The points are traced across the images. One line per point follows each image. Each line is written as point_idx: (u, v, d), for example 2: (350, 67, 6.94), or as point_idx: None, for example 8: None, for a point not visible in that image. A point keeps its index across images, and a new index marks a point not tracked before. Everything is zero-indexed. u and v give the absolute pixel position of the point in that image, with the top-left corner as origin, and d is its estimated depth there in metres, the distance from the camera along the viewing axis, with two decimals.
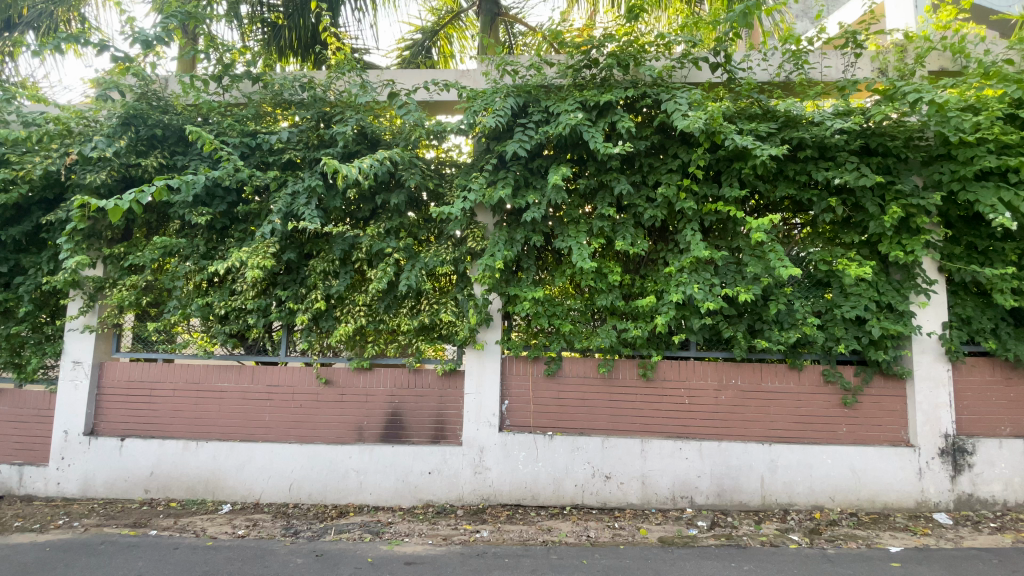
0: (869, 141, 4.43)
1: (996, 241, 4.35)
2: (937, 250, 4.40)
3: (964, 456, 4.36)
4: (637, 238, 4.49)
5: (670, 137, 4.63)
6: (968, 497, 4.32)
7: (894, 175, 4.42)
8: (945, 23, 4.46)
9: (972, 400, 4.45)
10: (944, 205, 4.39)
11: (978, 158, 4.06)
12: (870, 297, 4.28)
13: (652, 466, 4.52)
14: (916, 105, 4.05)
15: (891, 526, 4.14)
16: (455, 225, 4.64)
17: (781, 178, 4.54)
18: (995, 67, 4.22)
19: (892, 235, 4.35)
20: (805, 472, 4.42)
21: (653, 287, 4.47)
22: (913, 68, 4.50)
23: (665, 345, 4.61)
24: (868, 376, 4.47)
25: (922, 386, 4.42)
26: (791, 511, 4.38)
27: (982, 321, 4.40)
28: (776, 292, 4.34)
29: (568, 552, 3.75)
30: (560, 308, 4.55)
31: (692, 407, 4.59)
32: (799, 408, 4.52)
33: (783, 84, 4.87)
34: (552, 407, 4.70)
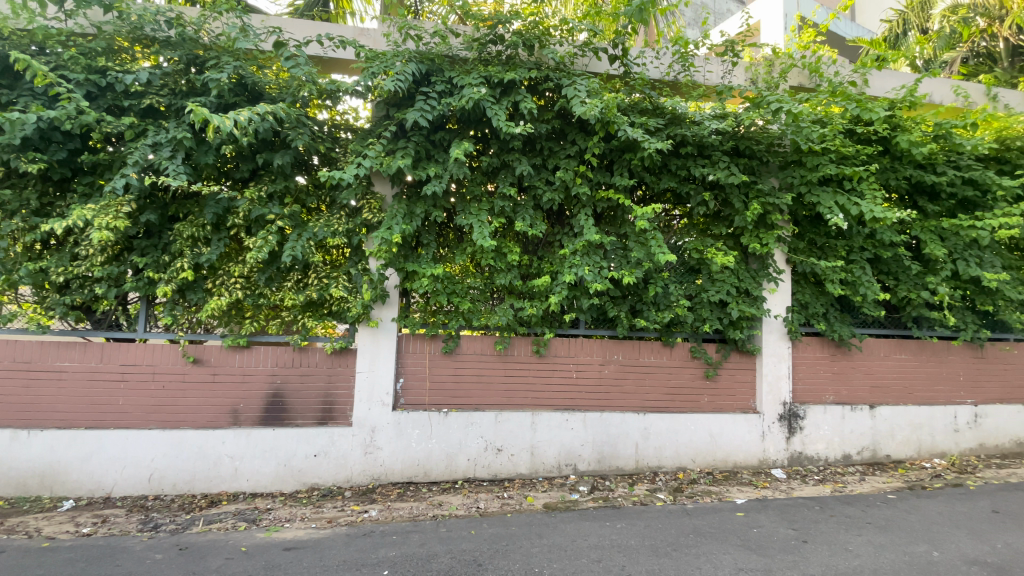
0: (739, 143, 4.93)
1: (830, 238, 5.12)
2: (787, 245, 5.08)
3: (796, 420, 5.16)
4: (536, 219, 4.57)
5: (570, 123, 4.74)
6: (798, 454, 5.14)
7: (757, 176, 4.99)
8: (806, 44, 5.15)
9: (806, 372, 5.24)
10: (794, 206, 5.08)
11: (821, 166, 4.73)
12: (731, 283, 4.84)
13: (542, 438, 4.73)
14: (777, 113, 4.60)
15: (738, 481, 4.79)
16: (349, 194, 4.35)
17: (665, 172, 4.92)
18: (842, 87, 4.92)
19: (751, 229, 4.93)
20: (672, 437, 4.92)
21: (549, 268, 4.62)
22: (778, 81, 5.09)
23: (558, 324, 4.82)
24: (726, 352, 5.08)
25: (768, 361, 5.12)
26: (659, 472, 4.87)
27: (816, 306, 5.19)
28: (655, 277, 4.74)
29: (457, 525, 3.81)
30: (459, 286, 4.52)
31: (580, 382, 4.86)
32: (670, 381, 5.00)
33: (671, 83, 5.22)
34: (447, 384, 4.68)
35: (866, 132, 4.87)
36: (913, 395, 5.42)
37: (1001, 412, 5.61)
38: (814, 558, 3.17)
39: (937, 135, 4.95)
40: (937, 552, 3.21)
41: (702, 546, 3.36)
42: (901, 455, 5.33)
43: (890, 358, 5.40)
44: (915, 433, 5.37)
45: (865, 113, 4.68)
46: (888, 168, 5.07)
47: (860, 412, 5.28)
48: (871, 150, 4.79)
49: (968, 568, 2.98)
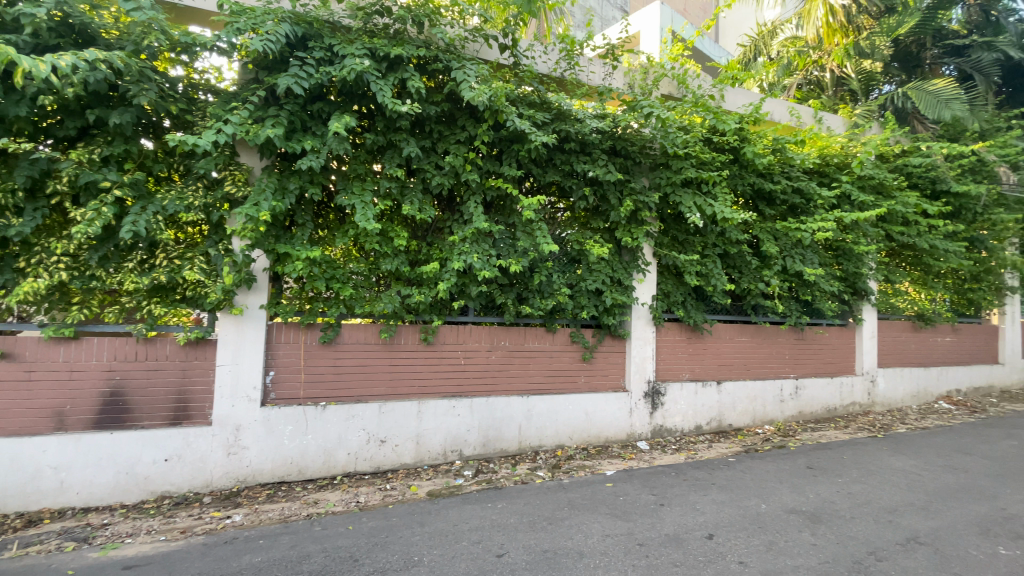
0: (616, 143, 5.26)
1: (690, 235, 5.72)
2: (655, 240, 5.57)
3: (659, 396, 5.72)
4: (424, 204, 4.46)
5: (460, 108, 4.66)
6: (660, 427, 5.72)
7: (631, 175, 5.37)
8: (675, 56, 5.64)
9: (668, 354, 5.83)
10: (662, 204, 5.58)
11: (684, 169, 5.24)
12: (607, 273, 5.19)
13: (427, 426, 4.66)
14: (649, 117, 5.00)
15: (610, 454, 5.21)
16: (207, 164, 3.84)
17: (551, 165, 5.09)
18: (703, 99, 5.49)
19: (625, 224, 5.32)
20: (552, 418, 5.17)
21: (438, 255, 4.54)
22: (651, 88, 5.51)
23: (446, 311, 4.77)
24: (602, 337, 5.45)
25: (637, 344, 5.59)
26: (540, 451, 5.10)
27: (677, 295, 5.78)
28: (540, 266, 4.89)
29: (334, 522, 3.62)
30: (340, 271, 4.25)
31: (467, 368, 4.87)
32: (552, 365, 5.24)
33: (558, 79, 5.39)
34: (325, 376, 4.39)
35: (721, 141, 5.49)
36: (751, 372, 6.31)
37: (815, 384, 6.76)
38: (669, 518, 3.55)
39: (774, 149, 5.77)
40: (764, 504, 3.77)
41: (575, 518, 3.59)
42: (741, 424, 6.18)
43: (734, 341, 6.21)
44: (751, 404, 6.26)
45: (719, 124, 5.28)
46: (736, 175, 5.79)
47: (710, 387, 6.02)
48: (723, 157, 5.42)
49: (786, 515, 3.55)
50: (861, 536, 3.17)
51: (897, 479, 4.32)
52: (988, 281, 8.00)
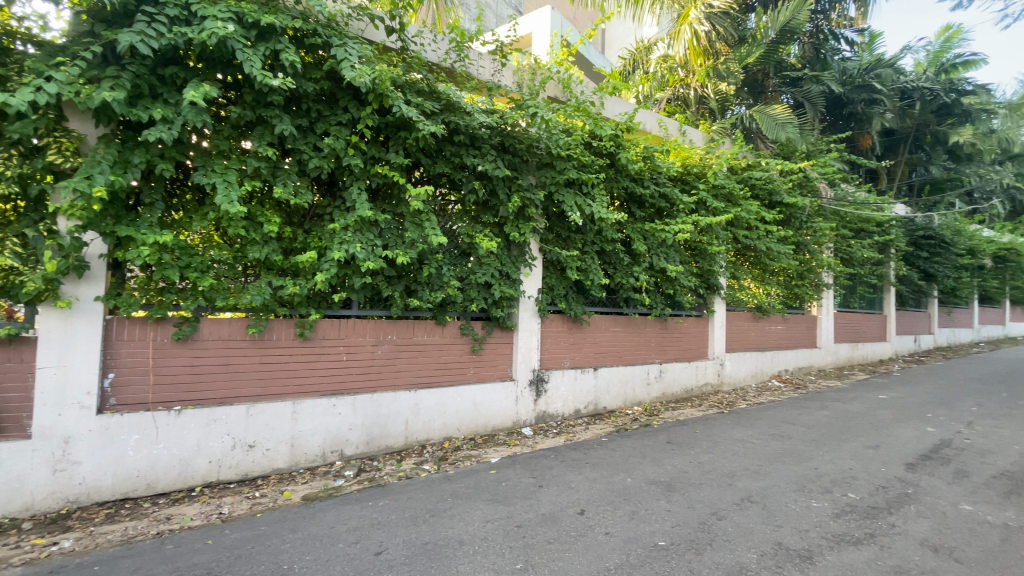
0: (505, 139, 5.33)
1: (573, 232, 6.03)
2: (540, 236, 5.78)
3: (543, 384, 5.97)
4: (300, 188, 4.16)
5: (342, 88, 4.41)
6: (544, 414, 5.99)
7: (519, 171, 5.51)
8: (561, 60, 5.89)
9: (551, 343, 6.11)
10: (548, 203, 5.81)
11: (567, 170, 5.51)
12: (495, 267, 5.28)
13: (304, 427, 4.36)
14: (535, 117, 5.17)
15: (495, 442, 5.33)
16: (23, 128, 3.21)
17: (440, 157, 5.04)
18: (583, 104, 5.82)
19: (513, 220, 5.45)
20: (440, 411, 5.15)
21: (316, 244, 4.27)
22: (538, 89, 5.69)
23: (325, 304, 4.51)
24: (490, 329, 5.55)
25: (523, 336, 5.77)
26: (427, 445, 5.05)
27: (560, 288, 6.08)
28: (429, 258, 4.81)
29: (189, 538, 3.25)
30: (199, 259, 3.81)
31: (349, 364, 4.64)
32: (440, 358, 5.20)
33: (447, 70, 5.33)
34: (181, 377, 3.91)
35: (600, 146, 5.86)
36: (624, 359, 6.86)
37: (677, 368, 7.56)
38: (547, 498, 3.75)
39: (644, 156, 6.32)
40: (630, 478, 4.14)
41: (457, 508, 3.63)
42: (615, 406, 6.70)
43: (610, 331, 6.71)
44: (624, 388, 6.81)
45: (597, 129, 5.64)
46: (613, 178, 6.23)
47: (588, 373, 6.43)
48: (602, 160, 5.80)
49: (647, 486, 3.93)
50: (706, 499, 3.63)
51: (738, 448, 4.99)
52: (809, 279, 9.56)
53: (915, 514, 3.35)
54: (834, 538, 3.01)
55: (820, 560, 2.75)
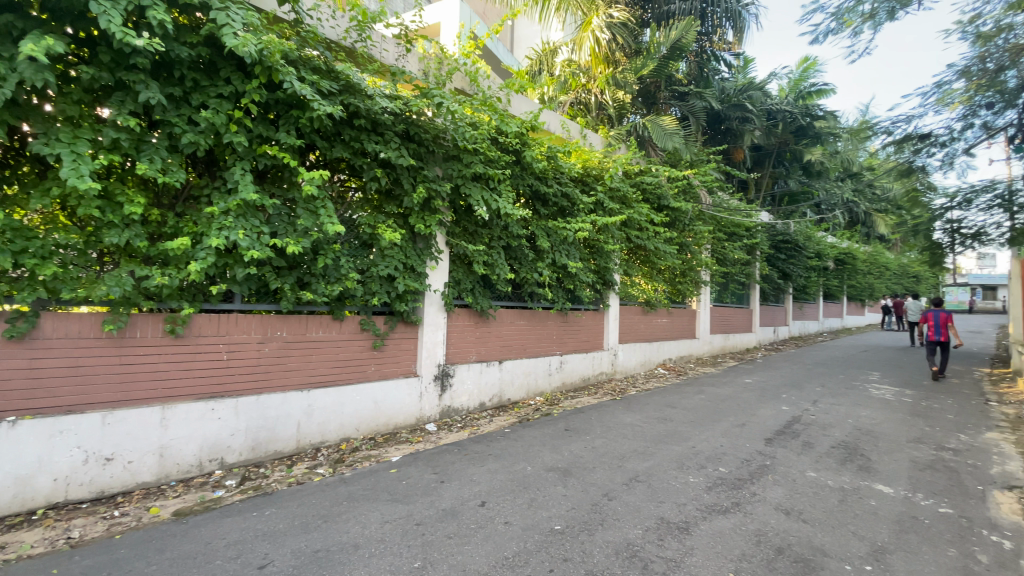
0: (409, 128, 5.16)
1: (479, 226, 6.02)
2: (446, 229, 5.70)
3: (447, 378, 5.92)
4: (172, 166, 3.70)
5: (225, 57, 3.99)
6: (448, 409, 5.93)
7: (424, 162, 5.37)
8: (468, 53, 5.86)
9: (456, 338, 6.06)
10: (454, 196, 5.74)
11: (473, 164, 5.50)
12: (399, 260, 5.11)
13: (176, 435, 3.90)
14: (440, 107, 5.07)
15: (396, 440, 5.18)
16: None
17: (338, 141, 4.76)
18: (490, 99, 5.84)
19: (417, 211, 5.32)
20: (336, 410, 4.88)
21: (191, 229, 3.82)
22: (444, 79, 5.60)
23: (202, 297, 4.07)
24: (392, 324, 5.36)
25: (427, 330, 5.66)
26: (321, 447, 4.76)
27: (466, 282, 6.05)
28: (325, 248, 4.51)
29: (26, 570, 2.76)
30: (39, 242, 3.23)
31: (231, 364, 4.23)
32: (337, 355, 4.92)
33: (347, 49, 5.04)
34: (15, 381, 3.30)
35: (506, 141, 5.92)
36: (527, 352, 7.02)
37: (576, 360, 7.90)
38: (447, 493, 3.72)
39: (548, 155, 6.50)
40: (530, 466, 4.25)
41: (352, 511, 3.47)
42: (518, 398, 6.83)
43: (514, 325, 6.82)
44: (526, 381, 6.97)
45: (503, 125, 5.68)
46: (519, 174, 6.32)
47: (493, 366, 6.49)
48: (508, 156, 5.86)
49: (545, 473, 4.07)
50: (599, 482, 3.84)
51: (628, 432, 5.35)
52: (690, 277, 10.53)
53: (772, 482, 3.83)
54: (707, 509, 3.34)
55: (695, 530, 3.04)
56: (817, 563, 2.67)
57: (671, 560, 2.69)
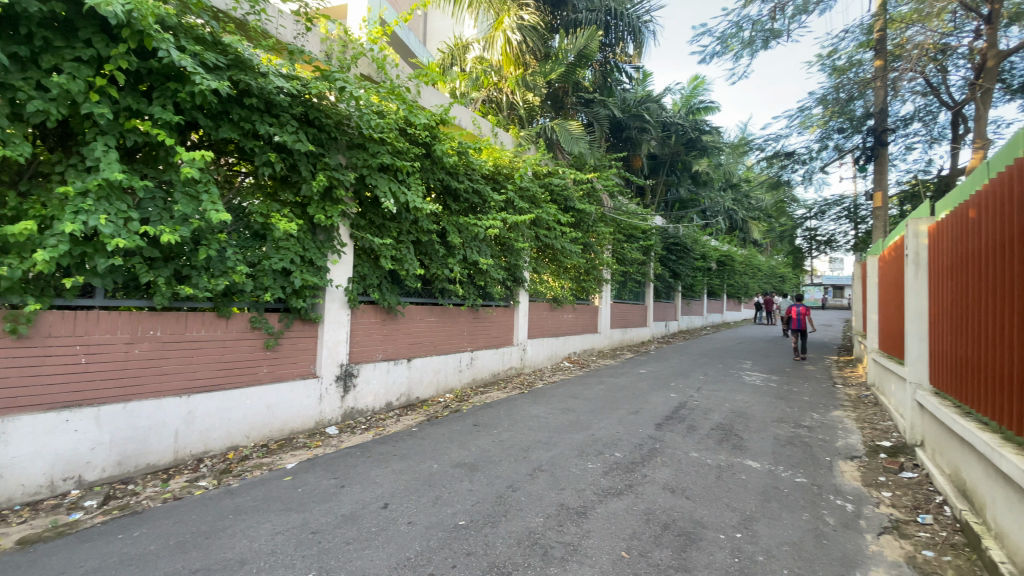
0: (308, 111, 4.84)
1: (387, 220, 5.81)
2: (350, 221, 5.43)
3: (350, 378, 5.64)
4: (12, 136, 3.14)
5: (84, 14, 3.46)
6: (351, 410, 5.65)
7: (325, 149, 5.06)
8: (376, 38, 5.62)
9: (361, 336, 5.80)
10: (358, 187, 5.47)
11: (379, 154, 5.29)
12: (295, 252, 4.78)
13: (19, 453, 3.31)
14: (343, 92, 4.82)
15: (292, 446, 4.84)
16: None
17: (225, 120, 4.34)
18: (398, 88, 5.65)
19: (317, 201, 5.00)
20: (222, 417, 4.45)
21: (38, 212, 3.27)
22: (349, 63, 5.32)
23: (53, 291, 3.51)
24: (289, 322, 5.00)
25: (328, 328, 5.35)
26: (205, 458, 4.31)
27: (372, 278, 5.82)
28: (208, 237, 4.10)
29: None
30: None
31: (92, 368, 3.68)
32: (223, 355, 4.48)
33: (238, 21, 4.61)
34: None
35: (415, 133, 5.76)
36: (436, 349, 6.91)
37: (485, 356, 7.94)
38: (348, 497, 3.56)
39: (458, 151, 6.44)
40: (436, 464, 4.20)
41: (240, 524, 3.19)
42: (426, 396, 6.70)
43: (423, 321, 6.68)
44: (435, 378, 6.86)
45: (411, 116, 5.51)
46: (428, 168, 6.18)
47: (400, 365, 6.31)
48: (417, 149, 5.71)
49: (451, 470, 4.04)
50: (504, 474, 3.89)
51: (534, 424, 5.49)
52: (594, 276, 11.07)
53: (661, 464, 4.14)
54: (604, 492, 3.53)
55: (592, 513, 3.19)
56: (698, 535, 2.92)
57: (569, 544, 2.80)
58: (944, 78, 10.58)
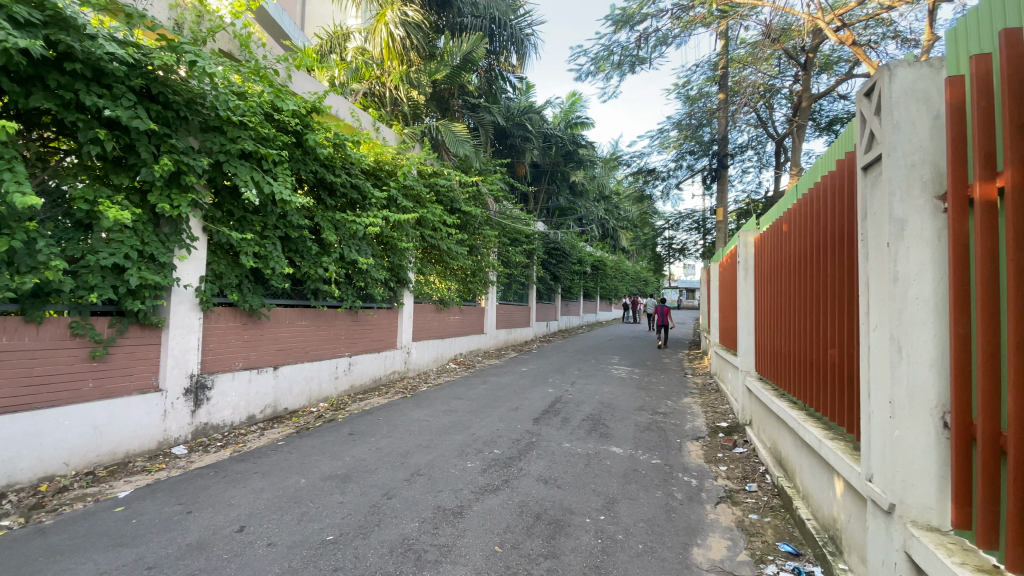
0: (151, 86, 4.21)
1: (248, 212, 5.29)
2: (203, 212, 4.83)
3: (203, 391, 5.00)
4: None
5: None
6: (204, 426, 4.99)
7: (172, 129, 4.44)
8: (238, 13, 5.07)
9: (216, 342, 5.18)
10: (213, 174, 4.88)
11: (240, 139, 4.80)
12: (132, 246, 4.12)
13: None
14: (195, 67, 4.28)
15: (128, 471, 4.13)
16: None
17: (36, 86, 3.62)
18: (263, 70, 5.16)
19: (161, 187, 4.37)
20: (33, 442, 3.64)
21: None
22: (205, 37, 4.75)
23: None
24: (123, 327, 4.29)
25: (174, 333, 4.70)
26: (8, 493, 3.48)
27: (230, 277, 5.25)
28: (10, 225, 3.37)
29: None
30: None
31: None
32: (33, 368, 3.69)
33: None
34: None
35: (283, 120, 5.32)
36: (308, 354, 6.44)
37: (365, 360, 7.58)
38: (196, 524, 3.15)
39: (334, 142, 6.08)
40: (304, 479, 3.90)
41: (52, 568, 2.65)
42: (297, 406, 6.19)
43: (293, 325, 6.19)
44: (307, 386, 6.37)
45: (278, 101, 5.07)
46: (299, 158, 5.74)
47: (265, 373, 5.75)
48: (285, 137, 5.28)
49: (321, 482, 3.79)
50: (378, 482, 3.75)
51: (414, 428, 5.37)
52: (479, 278, 11.20)
53: (536, 457, 4.31)
54: (480, 490, 3.57)
55: (468, 512, 3.20)
56: (566, 521, 3.09)
57: (443, 546, 2.78)
58: (771, 113, 12.53)
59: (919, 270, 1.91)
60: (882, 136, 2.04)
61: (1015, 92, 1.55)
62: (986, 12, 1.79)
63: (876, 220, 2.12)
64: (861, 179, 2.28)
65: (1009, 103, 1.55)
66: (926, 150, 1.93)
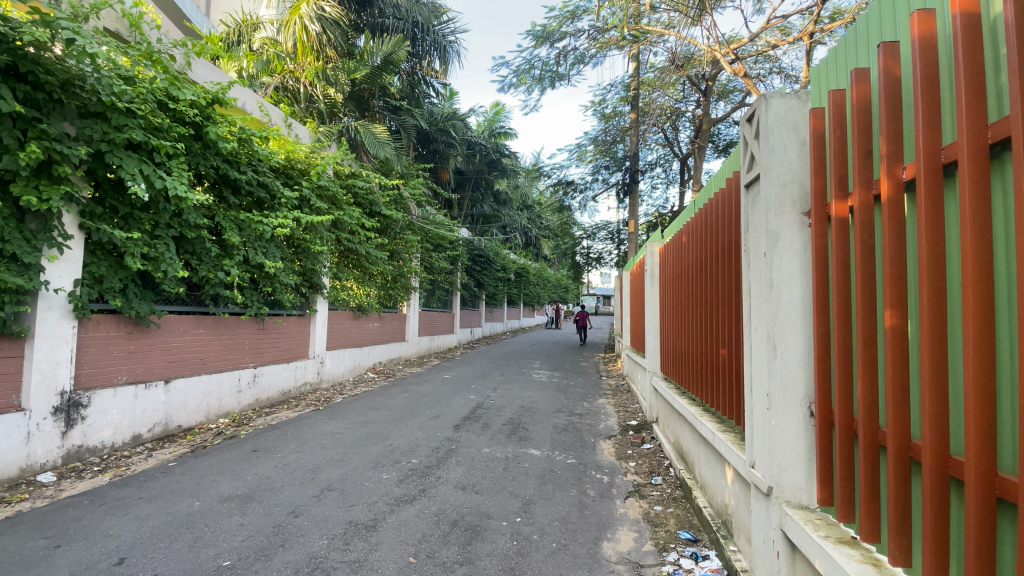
0: (17, 62, 3.70)
1: (136, 209, 4.77)
2: (79, 207, 4.29)
3: (77, 410, 4.39)
4: None
5: None
6: (78, 449, 4.37)
7: (42, 112, 3.92)
8: None
9: (94, 354, 4.61)
10: (92, 163, 4.36)
11: (127, 128, 4.35)
12: None
13: None
14: (72, 46, 3.82)
15: None
16: None
17: None
18: (156, 54, 4.74)
19: (28, 177, 3.86)
20: None
21: None
22: (88, 14, 4.27)
23: None
24: None
25: (41, 344, 4.12)
26: None
27: (113, 280, 4.70)
28: None
29: None
30: None
31: None
32: None
33: None
34: None
35: (179, 110, 4.90)
36: (206, 366, 5.92)
37: (273, 371, 7.11)
38: (67, 558, 2.78)
39: (238, 136, 5.69)
40: (199, 501, 3.58)
41: None
42: (193, 423, 5.66)
43: (188, 334, 5.67)
44: (205, 400, 5.85)
45: (174, 89, 4.66)
46: (198, 152, 5.30)
47: (154, 389, 5.20)
48: (182, 129, 4.86)
49: (219, 504, 3.49)
50: (284, 500, 3.53)
51: (326, 441, 5.12)
52: (400, 285, 11.08)
53: (454, 463, 4.28)
54: (395, 501, 3.48)
55: (381, 525, 3.11)
56: (483, 526, 3.09)
57: (354, 561, 2.67)
58: (676, 134, 13.51)
59: (790, 278, 2.15)
60: (760, 158, 2.28)
61: (863, 124, 1.80)
62: (842, 56, 2.07)
63: (756, 232, 2.36)
64: (743, 195, 2.53)
65: (858, 133, 1.79)
66: (794, 172, 2.19)
